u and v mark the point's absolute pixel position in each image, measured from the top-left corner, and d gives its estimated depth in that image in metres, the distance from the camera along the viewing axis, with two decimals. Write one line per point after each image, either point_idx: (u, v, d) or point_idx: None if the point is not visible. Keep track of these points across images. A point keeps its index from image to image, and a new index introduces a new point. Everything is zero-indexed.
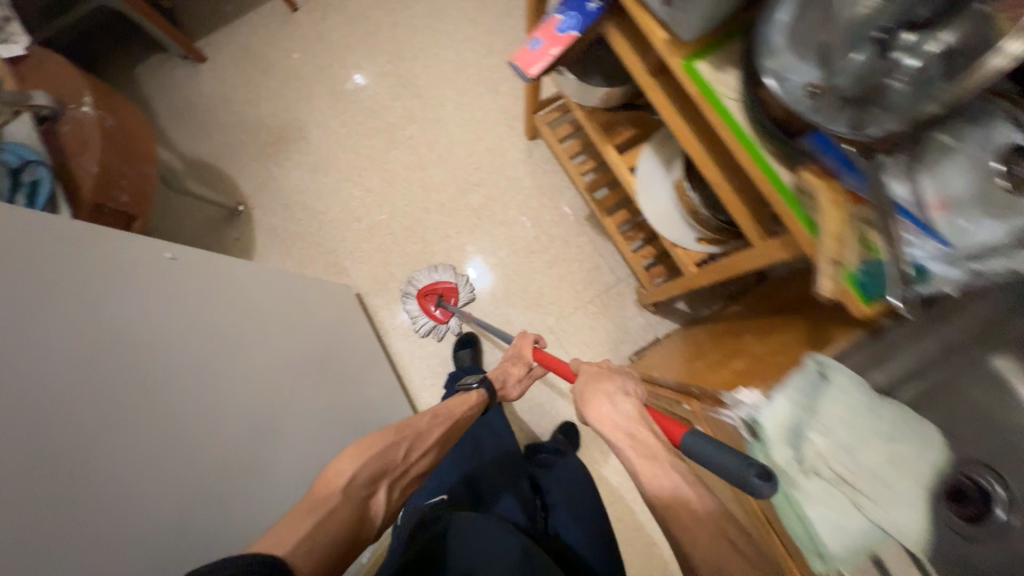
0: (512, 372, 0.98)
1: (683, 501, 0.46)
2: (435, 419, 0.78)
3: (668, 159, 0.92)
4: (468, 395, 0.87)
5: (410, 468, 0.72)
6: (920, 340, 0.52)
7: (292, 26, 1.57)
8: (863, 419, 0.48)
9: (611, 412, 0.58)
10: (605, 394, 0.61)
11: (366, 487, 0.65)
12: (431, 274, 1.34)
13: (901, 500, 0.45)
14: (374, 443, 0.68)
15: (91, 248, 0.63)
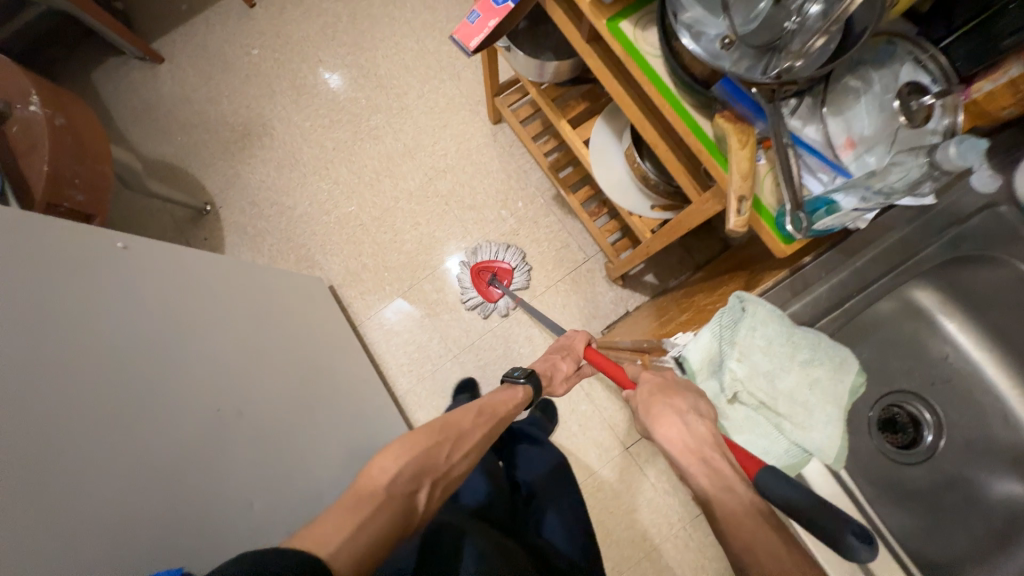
0: (561, 369, 0.89)
1: (773, 552, 0.34)
2: (479, 418, 0.71)
3: (620, 129, 0.92)
4: (514, 392, 0.79)
5: (453, 469, 0.64)
6: (840, 273, 0.51)
7: (250, 22, 1.55)
8: (781, 346, 0.46)
9: (677, 429, 0.43)
10: (671, 402, 0.45)
11: (409, 486, 0.57)
12: (497, 253, 1.35)
13: (820, 419, 0.45)
14: (419, 443, 0.60)
15: (34, 237, 0.61)
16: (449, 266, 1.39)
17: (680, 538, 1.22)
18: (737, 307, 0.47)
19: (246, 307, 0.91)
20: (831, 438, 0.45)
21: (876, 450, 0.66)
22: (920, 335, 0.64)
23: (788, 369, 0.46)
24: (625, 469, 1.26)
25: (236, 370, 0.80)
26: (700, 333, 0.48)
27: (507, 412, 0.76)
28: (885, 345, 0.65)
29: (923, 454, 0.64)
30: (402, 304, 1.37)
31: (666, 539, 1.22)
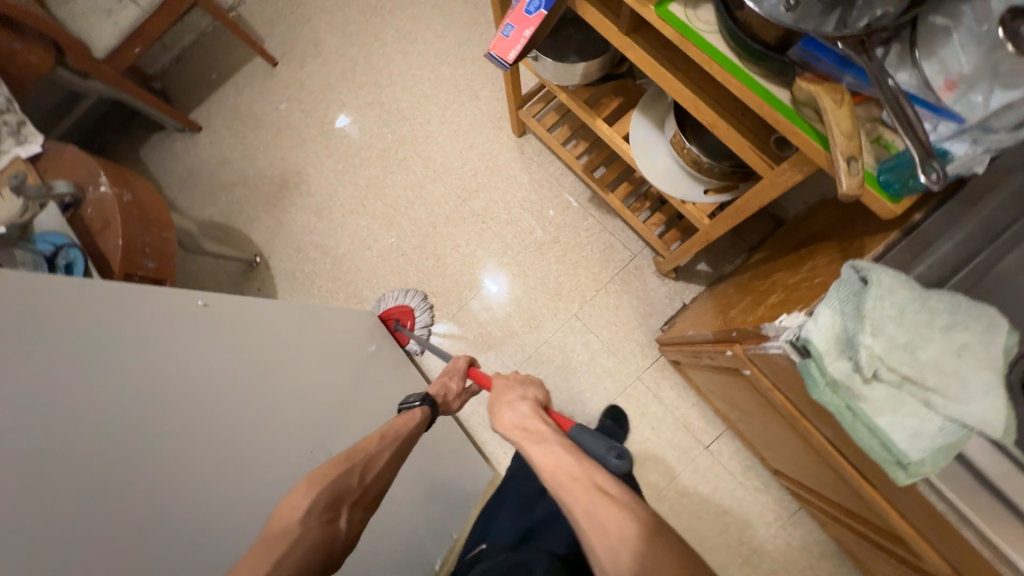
0: (450, 387, 0.91)
1: (568, 471, 0.57)
2: (382, 440, 0.70)
3: (660, 118, 0.91)
4: (411, 413, 0.78)
5: (368, 490, 0.66)
6: (959, 223, 0.47)
7: (275, 80, 1.64)
8: (918, 314, 0.42)
9: (512, 417, 0.71)
10: (507, 402, 0.74)
11: (325, 515, 0.59)
12: (399, 299, 1.36)
13: (979, 391, 0.40)
14: (327, 474, 0.62)
15: (125, 310, 0.62)
16: (488, 284, 1.38)
17: (781, 537, 1.15)
18: (856, 278, 0.44)
19: (316, 346, 0.91)
20: (997, 409, 0.40)
21: None
22: None
23: (931, 336, 0.41)
24: (709, 468, 1.20)
25: (313, 411, 0.81)
26: (819, 310, 0.44)
27: (411, 433, 0.75)
28: None
29: None
30: (453, 327, 1.37)
31: (767, 539, 1.15)
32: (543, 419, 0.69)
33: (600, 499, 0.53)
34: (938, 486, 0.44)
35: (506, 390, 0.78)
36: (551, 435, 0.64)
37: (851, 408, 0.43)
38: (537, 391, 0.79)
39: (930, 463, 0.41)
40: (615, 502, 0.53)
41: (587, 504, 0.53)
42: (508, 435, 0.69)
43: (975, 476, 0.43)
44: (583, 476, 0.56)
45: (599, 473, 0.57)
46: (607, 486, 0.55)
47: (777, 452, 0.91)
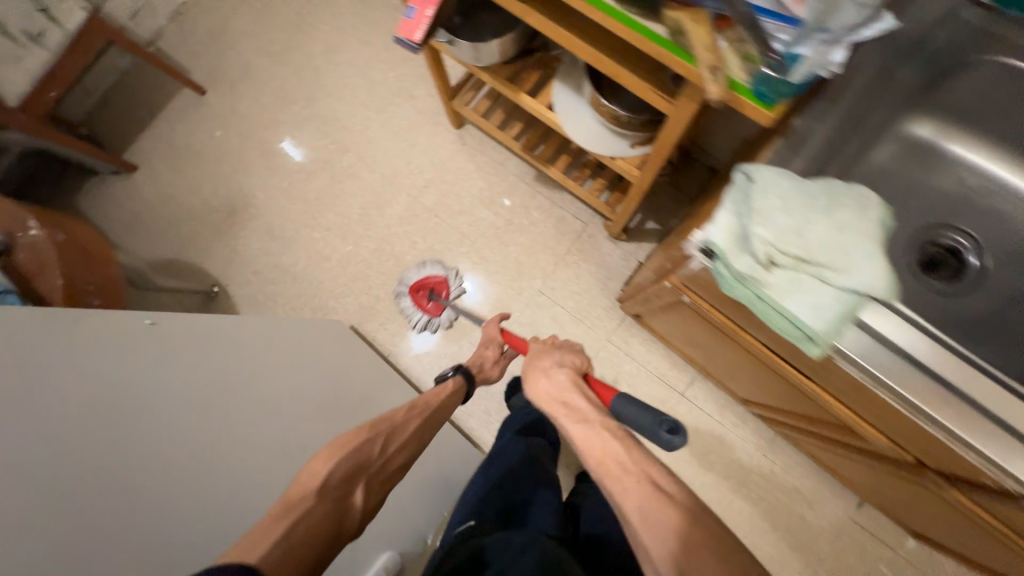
0: (487, 355, 0.94)
1: (620, 460, 0.55)
2: (410, 411, 0.71)
3: (578, 84, 0.95)
4: (444, 385, 0.81)
5: (388, 463, 0.63)
6: (824, 120, 0.52)
7: (206, 108, 1.62)
8: (799, 201, 0.46)
9: (547, 386, 0.67)
10: (540, 366, 0.70)
11: (343, 486, 0.57)
12: (421, 270, 1.39)
13: (860, 259, 0.45)
14: (350, 441, 0.60)
15: (64, 328, 0.64)
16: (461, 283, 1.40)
17: (764, 465, 1.20)
18: (744, 181, 0.48)
19: (278, 353, 0.92)
20: (876, 272, 0.45)
21: (931, 291, 0.60)
22: (934, 166, 0.62)
23: (814, 219, 0.46)
24: (688, 414, 1.25)
25: (284, 412, 0.82)
26: (718, 213, 0.48)
27: (444, 403, 0.77)
28: (911, 193, 0.62)
29: (975, 277, 0.60)
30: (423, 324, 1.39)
31: (751, 470, 1.21)
32: (584, 390, 0.65)
33: (655, 499, 0.52)
34: (850, 355, 0.48)
35: (539, 354, 0.74)
36: (596, 416, 0.61)
37: (761, 296, 0.47)
38: (573, 355, 0.74)
39: (833, 331, 0.46)
40: (676, 506, 0.51)
41: (642, 503, 0.52)
42: (540, 405, 0.67)
43: (872, 336, 0.48)
44: (636, 468, 0.54)
45: (656, 470, 0.55)
46: (666, 487, 0.53)
47: (739, 380, 0.95)
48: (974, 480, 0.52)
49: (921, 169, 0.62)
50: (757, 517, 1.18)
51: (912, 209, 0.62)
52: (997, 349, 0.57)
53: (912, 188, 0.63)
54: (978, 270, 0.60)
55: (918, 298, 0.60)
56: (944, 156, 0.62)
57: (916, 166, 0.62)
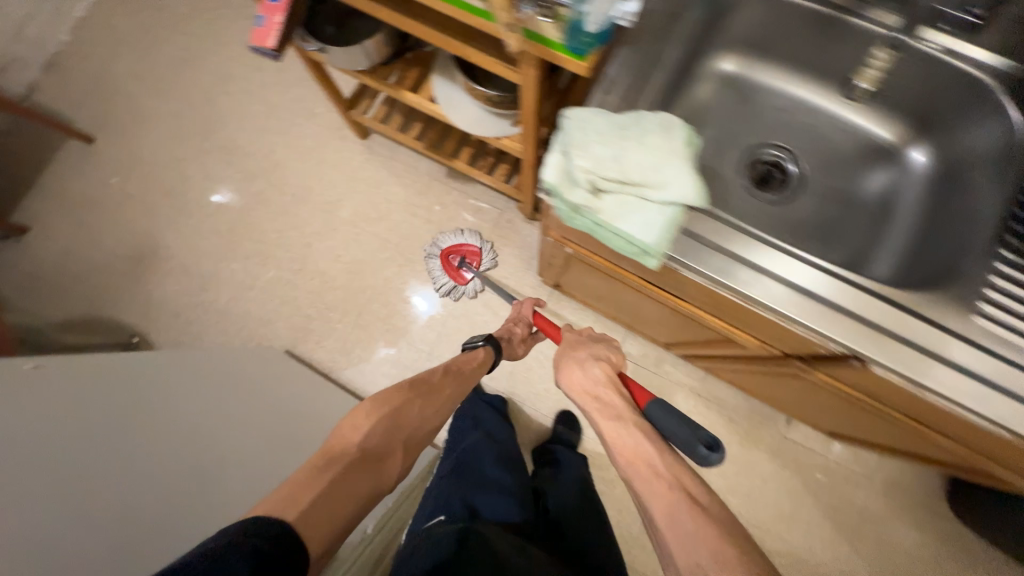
0: (516, 331, 0.98)
1: (650, 463, 0.57)
2: (446, 375, 0.77)
3: (453, 75, 1.00)
4: (476, 353, 0.86)
5: (424, 423, 0.69)
6: (634, 63, 0.58)
7: (98, 156, 1.55)
8: (612, 134, 0.52)
9: (582, 379, 0.69)
10: (576, 357, 0.73)
11: (383, 437, 0.63)
12: (457, 236, 1.37)
13: (671, 174, 0.51)
14: (392, 401, 0.67)
15: None
16: (414, 300, 1.39)
17: (700, 404, 1.28)
18: (565, 124, 0.53)
19: (189, 387, 0.93)
20: (685, 182, 0.51)
21: (762, 205, 0.68)
22: (745, 97, 0.69)
23: (626, 146, 0.52)
24: None
25: (190, 440, 0.83)
26: (549, 155, 0.53)
27: (475, 368, 0.83)
28: (731, 121, 0.70)
29: (797, 185, 0.68)
30: (359, 334, 1.39)
31: (689, 410, 1.28)
32: (619, 388, 0.67)
33: (687, 505, 0.52)
34: (684, 262, 0.54)
35: (574, 345, 0.76)
36: (631, 415, 0.62)
37: (598, 222, 0.52)
38: (609, 349, 0.75)
39: (662, 241, 0.51)
40: (708, 514, 0.52)
41: (671, 509, 0.53)
42: (575, 396, 0.69)
43: (699, 242, 0.54)
44: (667, 474, 0.55)
45: (687, 477, 0.56)
46: (700, 497, 0.54)
47: (650, 322, 1.02)
48: (819, 354, 0.59)
49: (734, 98, 0.69)
50: None
51: (733, 135, 0.70)
52: (819, 242, 0.66)
53: (731, 115, 0.70)
54: (797, 176, 0.69)
55: (752, 213, 0.68)
56: (748, 83, 0.69)
57: (728, 96, 0.69)
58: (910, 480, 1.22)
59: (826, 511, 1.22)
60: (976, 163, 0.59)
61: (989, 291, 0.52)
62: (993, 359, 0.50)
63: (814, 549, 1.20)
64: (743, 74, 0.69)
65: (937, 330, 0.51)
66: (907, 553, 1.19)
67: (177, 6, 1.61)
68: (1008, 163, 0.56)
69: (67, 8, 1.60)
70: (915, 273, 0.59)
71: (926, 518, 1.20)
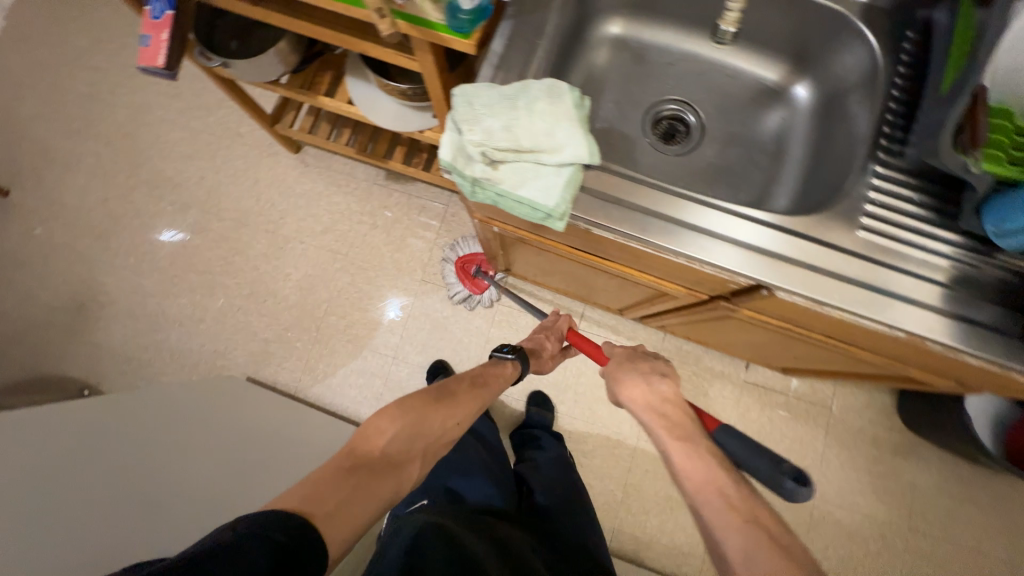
0: (546, 345, 0.97)
1: (723, 489, 0.56)
2: (470, 387, 0.75)
3: (366, 74, 0.99)
4: (506, 368, 0.85)
5: (444, 433, 0.67)
6: (519, 34, 0.59)
7: (16, 208, 1.46)
8: (501, 105, 0.53)
9: (648, 396, 0.70)
10: (639, 372, 0.73)
11: (405, 443, 0.61)
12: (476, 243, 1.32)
13: (564, 136, 0.53)
14: (417, 409, 0.64)
15: None
16: (390, 315, 1.38)
17: None
18: (456, 100, 0.53)
19: (173, 424, 0.95)
20: (577, 142, 0.53)
21: (669, 157, 0.71)
22: (639, 56, 0.72)
23: (517, 115, 0.53)
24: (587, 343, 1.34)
25: (146, 473, 0.82)
26: (444, 133, 0.53)
27: (496, 377, 0.82)
28: (626, 82, 0.72)
29: (699, 134, 0.71)
30: (321, 350, 1.37)
31: None
32: (690, 413, 0.67)
33: (768, 543, 0.51)
34: (591, 220, 0.56)
35: (633, 361, 0.77)
36: (704, 442, 0.62)
37: (502, 193, 0.53)
38: (670, 367, 0.75)
39: (563, 203, 0.53)
40: (791, 556, 0.50)
41: (753, 549, 0.51)
42: (640, 414, 0.69)
43: (603, 199, 0.56)
44: (742, 507, 0.54)
45: (766, 513, 0.54)
46: (779, 535, 0.52)
47: (596, 290, 1.04)
48: (734, 289, 0.63)
49: (625, 59, 0.71)
50: None
51: (631, 94, 0.72)
52: (725, 186, 0.70)
53: (625, 75, 0.72)
54: (697, 126, 0.71)
55: (661, 167, 0.71)
56: (634, 43, 0.71)
57: (619, 58, 0.71)
58: (864, 402, 1.30)
59: (793, 446, 1.28)
60: (848, 90, 0.64)
61: (869, 207, 0.56)
62: (877, 269, 0.55)
63: None
64: (629, 35, 0.71)
65: (826, 249, 0.55)
66: (869, 471, 1.27)
67: (77, 41, 1.53)
68: (872, 87, 0.60)
69: None
70: (809, 201, 0.62)
71: (882, 436, 1.28)
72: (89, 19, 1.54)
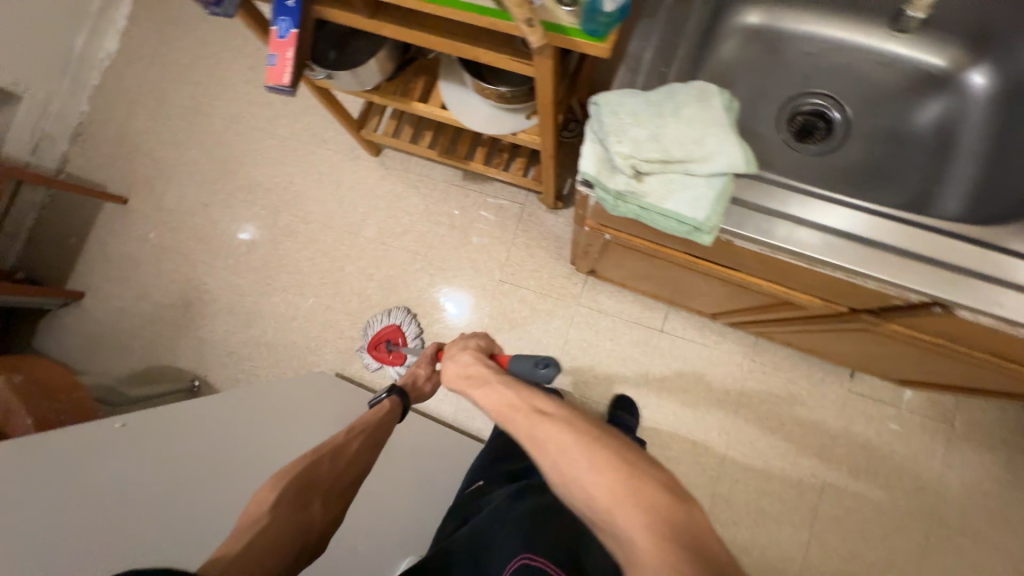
0: (418, 373, 0.89)
1: (508, 403, 0.58)
2: (351, 432, 0.75)
3: (460, 77, 0.99)
4: (378, 406, 0.82)
5: (341, 477, 0.70)
6: (654, 36, 0.56)
7: (133, 214, 1.61)
8: (646, 112, 0.50)
9: (453, 367, 0.72)
10: (449, 353, 0.75)
11: (294, 507, 0.64)
12: (377, 323, 1.40)
13: (716, 144, 0.49)
14: (295, 467, 0.67)
15: (60, 450, 0.70)
16: (447, 307, 1.41)
17: (755, 369, 1.25)
18: (596, 109, 0.52)
19: (172, 442, 0.80)
20: (731, 148, 0.49)
21: (808, 157, 0.65)
22: (776, 48, 0.66)
23: (664, 123, 0.50)
24: (671, 346, 1.29)
25: None
26: (583, 145, 0.52)
27: (383, 423, 0.79)
28: (758, 76, 0.66)
29: (843, 131, 0.65)
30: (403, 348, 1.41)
31: (745, 378, 1.25)
32: (487, 363, 0.69)
33: (540, 422, 0.54)
34: (737, 232, 0.52)
35: (449, 345, 0.78)
36: (493, 374, 0.65)
37: (642, 205, 0.51)
38: (477, 338, 0.79)
39: (713, 216, 0.50)
40: (554, 421, 0.53)
41: (531, 431, 0.54)
42: (451, 384, 0.71)
43: (751, 209, 0.52)
44: (523, 404, 0.57)
45: (540, 398, 0.58)
46: (546, 408, 0.55)
47: (692, 295, 0.99)
48: (891, 304, 0.57)
49: (761, 50, 0.66)
50: (763, 420, 1.23)
51: (764, 87, 0.66)
52: (880, 188, 0.63)
53: (760, 69, 0.66)
54: (839, 122, 0.65)
55: (800, 167, 0.65)
56: (773, 32, 0.66)
57: (753, 49, 0.66)
58: (992, 418, 1.17)
59: (904, 462, 1.17)
60: None
61: None
62: None
63: (898, 503, 1.16)
64: (767, 24, 0.65)
65: (1020, 263, 0.49)
66: (998, 495, 1.14)
67: (181, 58, 1.66)
68: None
69: (84, 77, 1.66)
70: (990, 207, 0.56)
71: (1014, 455, 1.15)
72: (191, 37, 1.66)
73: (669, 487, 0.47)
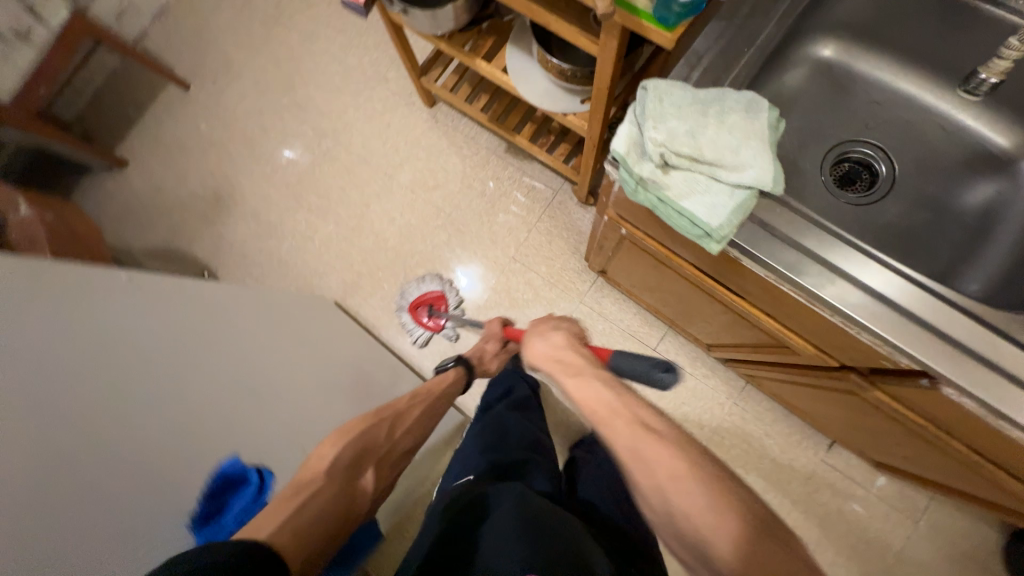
0: (487, 349, 0.99)
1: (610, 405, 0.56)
2: (413, 399, 0.82)
3: (528, 45, 0.99)
4: (445, 375, 0.91)
5: (395, 447, 0.74)
6: (722, 39, 0.56)
7: (191, 102, 1.67)
8: (689, 108, 0.51)
9: (542, 346, 0.74)
10: (542, 332, 0.77)
11: (352, 466, 0.66)
12: (419, 286, 1.40)
13: (748, 156, 0.49)
14: (354, 432, 0.69)
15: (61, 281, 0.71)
16: (458, 279, 1.42)
17: (735, 413, 1.24)
18: (644, 92, 0.52)
19: (159, 328, 0.78)
20: (761, 164, 0.49)
21: (844, 204, 0.64)
22: (840, 87, 0.65)
23: (704, 123, 0.50)
24: None
25: (250, 374, 0.87)
26: (621, 123, 0.52)
27: (443, 395, 0.88)
28: (814, 112, 0.65)
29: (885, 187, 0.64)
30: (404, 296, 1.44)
31: (723, 418, 1.24)
32: (582, 351, 0.70)
33: (648, 441, 0.50)
34: (744, 248, 0.52)
35: (541, 323, 0.82)
36: (588, 368, 0.65)
37: (660, 197, 0.51)
38: (572, 324, 0.81)
39: (727, 226, 0.49)
40: (663, 440, 0.50)
41: (632, 443, 0.51)
42: (542, 363, 0.73)
43: (764, 231, 0.52)
44: (627, 411, 0.55)
45: (645, 410, 0.55)
46: (654, 423, 0.53)
47: (693, 319, 0.99)
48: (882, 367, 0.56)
49: (825, 85, 0.65)
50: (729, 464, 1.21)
51: (819, 124, 0.65)
52: (907, 252, 0.61)
53: (818, 104, 0.65)
54: (881, 177, 0.64)
55: (833, 212, 0.64)
56: (842, 72, 0.65)
57: (818, 82, 0.65)
58: (960, 527, 1.13)
59: (858, 545, 1.15)
60: None
61: None
62: None
63: None
64: (838, 62, 0.65)
65: None
66: None
67: None
68: None
69: None
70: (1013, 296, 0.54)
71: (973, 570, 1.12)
72: None
73: (779, 535, 0.45)
